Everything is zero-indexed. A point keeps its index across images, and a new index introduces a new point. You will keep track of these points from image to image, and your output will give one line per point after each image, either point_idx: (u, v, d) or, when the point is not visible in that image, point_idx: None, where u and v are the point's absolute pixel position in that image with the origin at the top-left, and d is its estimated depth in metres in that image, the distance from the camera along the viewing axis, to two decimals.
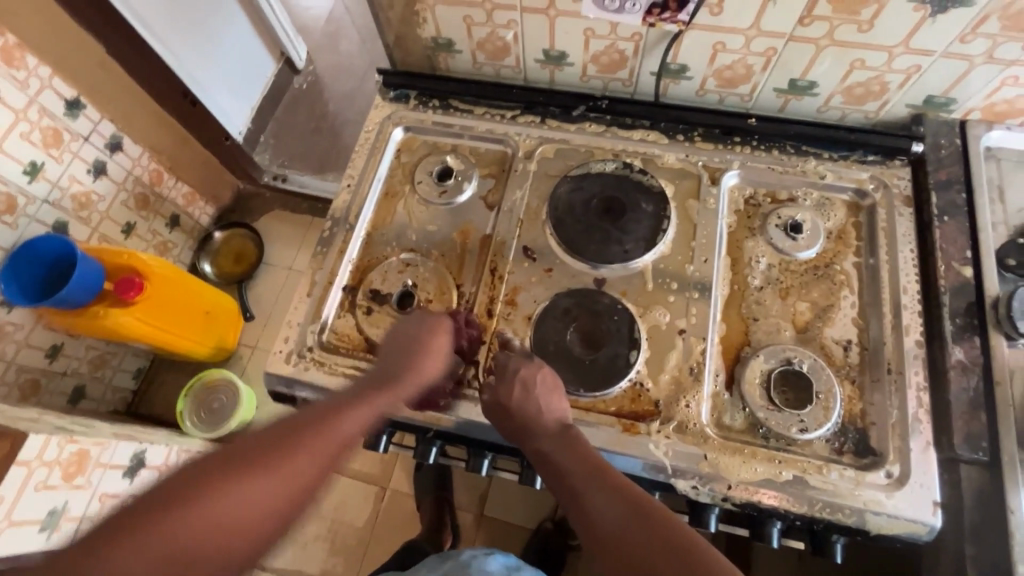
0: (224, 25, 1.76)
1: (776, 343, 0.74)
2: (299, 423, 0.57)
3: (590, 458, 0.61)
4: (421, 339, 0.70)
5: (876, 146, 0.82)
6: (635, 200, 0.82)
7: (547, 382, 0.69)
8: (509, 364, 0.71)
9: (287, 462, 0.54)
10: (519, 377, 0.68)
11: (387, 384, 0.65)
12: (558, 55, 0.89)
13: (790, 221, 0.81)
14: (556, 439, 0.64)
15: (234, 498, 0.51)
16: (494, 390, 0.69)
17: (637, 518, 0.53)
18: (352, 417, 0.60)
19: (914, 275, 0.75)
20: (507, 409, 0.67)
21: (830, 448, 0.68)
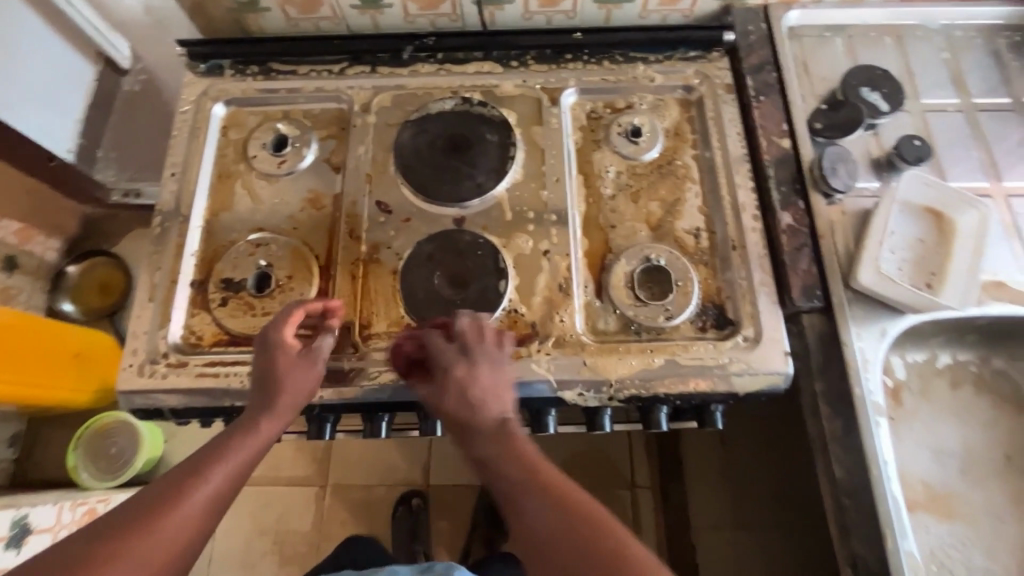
0: (13, 37, 1.45)
1: (634, 245, 0.77)
2: (185, 470, 0.57)
3: (524, 455, 0.60)
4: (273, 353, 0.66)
5: (695, 41, 0.85)
6: (480, 133, 0.81)
7: (495, 372, 0.65)
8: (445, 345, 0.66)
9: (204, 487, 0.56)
10: (463, 360, 0.65)
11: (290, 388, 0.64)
12: None
13: (629, 127, 0.83)
14: (496, 436, 0.61)
15: (133, 556, 0.49)
16: (434, 389, 0.66)
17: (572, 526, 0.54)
18: (241, 442, 0.60)
19: (743, 155, 0.80)
20: (472, 399, 0.63)
21: (696, 328, 0.73)
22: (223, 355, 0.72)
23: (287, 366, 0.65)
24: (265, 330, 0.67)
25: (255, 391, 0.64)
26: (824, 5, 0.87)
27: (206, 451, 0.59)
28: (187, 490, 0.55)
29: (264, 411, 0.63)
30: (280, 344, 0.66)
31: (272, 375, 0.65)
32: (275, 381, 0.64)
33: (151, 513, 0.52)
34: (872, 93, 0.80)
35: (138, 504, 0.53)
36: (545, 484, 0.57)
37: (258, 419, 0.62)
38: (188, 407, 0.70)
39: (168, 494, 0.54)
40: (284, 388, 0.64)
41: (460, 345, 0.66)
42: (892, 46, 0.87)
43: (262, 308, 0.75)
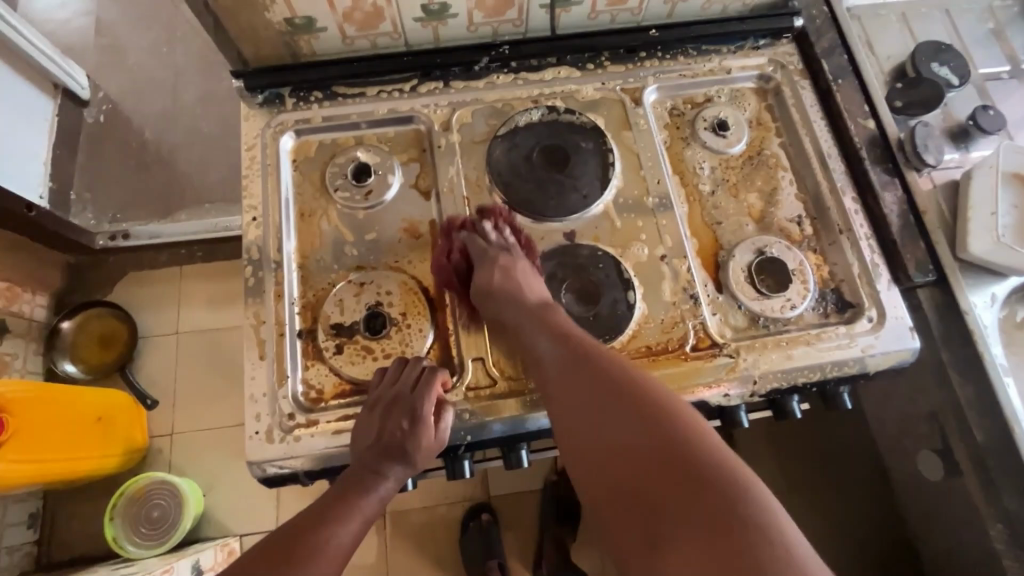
0: None
1: (744, 239, 0.77)
2: (328, 505, 0.61)
3: (608, 377, 0.59)
4: (406, 416, 0.63)
5: (764, 30, 0.85)
6: (574, 142, 0.78)
7: (534, 275, 0.71)
8: (488, 252, 0.71)
9: (350, 521, 0.60)
10: (503, 247, 0.72)
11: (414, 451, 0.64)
12: (438, 8, 0.80)
13: (715, 121, 0.83)
14: (576, 366, 0.61)
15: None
16: (518, 338, 0.67)
17: (676, 470, 0.51)
18: (367, 499, 0.62)
19: (831, 139, 0.81)
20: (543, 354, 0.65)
21: (819, 315, 0.74)
22: (353, 407, 0.67)
23: (412, 432, 0.63)
24: (403, 399, 0.63)
25: (378, 454, 0.63)
26: None
27: (335, 500, 0.61)
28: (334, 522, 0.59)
29: (386, 470, 0.63)
30: (418, 420, 0.63)
31: (397, 440, 0.63)
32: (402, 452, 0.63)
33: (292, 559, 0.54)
34: (941, 67, 0.83)
35: (276, 542, 0.56)
36: (674, 439, 0.53)
37: (381, 478, 0.62)
38: (325, 467, 0.66)
39: (314, 531, 0.58)
40: (406, 457, 0.64)
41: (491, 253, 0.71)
42: (942, 20, 0.90)
43: (381, 350, 0.71)
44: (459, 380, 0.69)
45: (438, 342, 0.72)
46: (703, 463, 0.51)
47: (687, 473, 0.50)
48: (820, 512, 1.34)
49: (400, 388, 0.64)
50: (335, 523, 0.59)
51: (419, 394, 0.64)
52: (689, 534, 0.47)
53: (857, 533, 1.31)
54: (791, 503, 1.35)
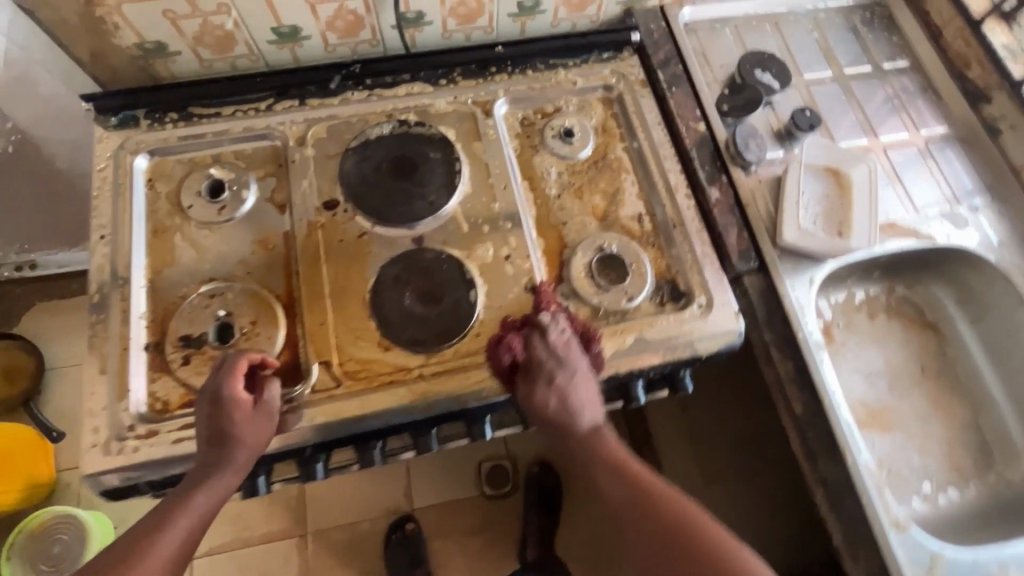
0: None
1: (587, 237, 0.82)
2: (159, 513, 0.59)
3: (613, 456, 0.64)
4: (218, 400, 0.64)
5: (606, 43, 0.92)
6: (422, 152, 0.83)
7: (587, 383, 0.68)
8: (544, 361, 0.68)
9: (178, 524, 0.58)
10: (557, 364, 0.68)
11: (239, 435, 0.63)
12: (289, 30, 0.84)
13: (562, 129, 0.89)
14: (588, 439, 0.66)
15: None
16: (528, 389, 0.67)
17: (668, 544, 0.56)
18: (197, 497, 0.60)
19: (668, 142, 0.87)
20: (547, 417, 0.67)
21: (655, 304, 0.80)
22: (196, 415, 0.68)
23: (229, 414, 0.63)
24: (214, 386, 0.65)
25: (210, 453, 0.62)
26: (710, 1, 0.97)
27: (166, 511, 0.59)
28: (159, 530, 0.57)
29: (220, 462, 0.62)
30: (229, 403, 0.64)
31: (217, 424, 0.63)
32: (227, 435, 0.62)
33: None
34: (763, 74, 0.91)
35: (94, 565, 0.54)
36: (642, 490, 0.60)
37: (218, 469, 0.62)
38: (168, 476, 0.67)
39: (133, 549, 0.55)
40: (232, 440, 0.63)
41: (535, 372, 0.68)
42: (770, 31, 0.99)
43: None
44: (304, 386, 0.71)
45: (288, 348, 0.74)
46: (693, 543, 0.56)
47: (679, 556, 0.55)
48: (748, 503, 1.31)
49: (206, 382, 0.67)
50: (159, 531, 0.57)
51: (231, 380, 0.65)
52: None
53: (783, 522, 1.31)
54: (710, 495, 1.34)
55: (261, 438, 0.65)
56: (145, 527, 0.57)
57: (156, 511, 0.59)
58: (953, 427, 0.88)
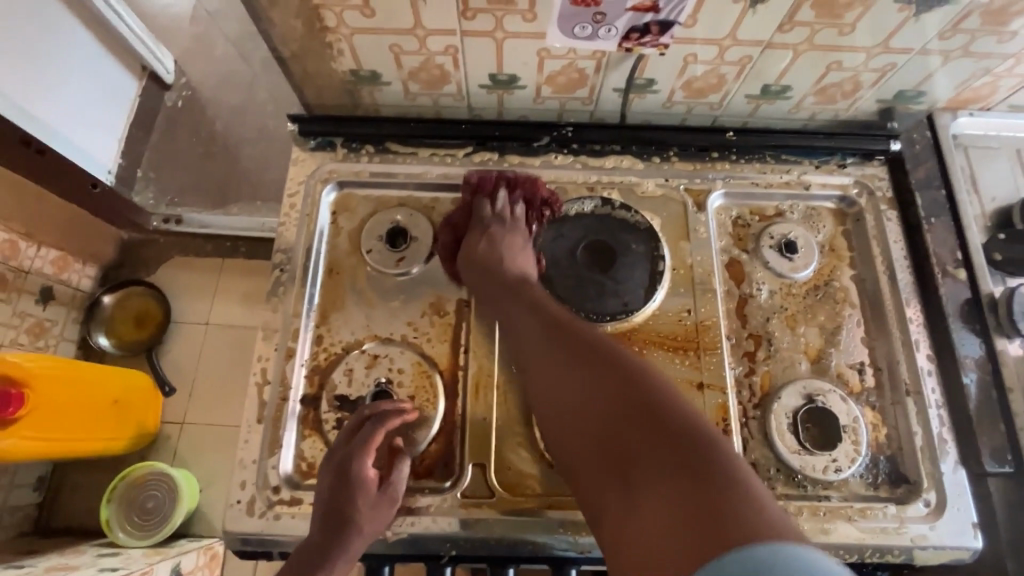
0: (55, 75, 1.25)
1: (794, 379, 0.70)
2: None
3: (585, 339, 0.58)
4: (336, 484, 0.60)
5: (855, 149, 0.78)
6: (623, 241, 0.73)
7: (523, 245, 0.71)
8: (484, 214, 0.74)
9: None
10: (498, 222, 0.73)
11: (359, 524, 0.59)
12: (507, 79, 0.76)
13: (783, 240, 0.76)
14: (516, 286, 0.66)
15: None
16: (472, 244, 0.71)
17: (628, 389, 0.52)
18: None
19: (911, 283, 0.73)
20: (479, 259, 0.69)
21: (867, 484, 0.66)
22: None
23: (354, 500, 0.59)
24: (340, 453, 0.61)
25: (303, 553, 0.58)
26: (993, 113, 0.80)
27: None
28: None
29: (331, 551, 0.58)
30: (358, 480, 0.60)
31: (340, 508, 0.59)
32: (348, 524, 0.58)
33: None
34: None
35: None
36: (616, 357, 0.56)
37: (326, 560, 0.58)
38: None
39: None
40: (354, 526, 0.59)
41: (496, 219, 0.73)
42: None
43: None
44: (454, 487, 0.64)
45: (443, 436, 0.67)
46: (649, 394, 0.51)
47: (643, 399, 0.51)
48: None
49: (335, 448, 0.62)
50: None
51: (355, 457, 0.60)
52: (665, 491, 0.45)
53: None
54: None
55: (382, 521, 0.60)
56: None
57: None
58: None
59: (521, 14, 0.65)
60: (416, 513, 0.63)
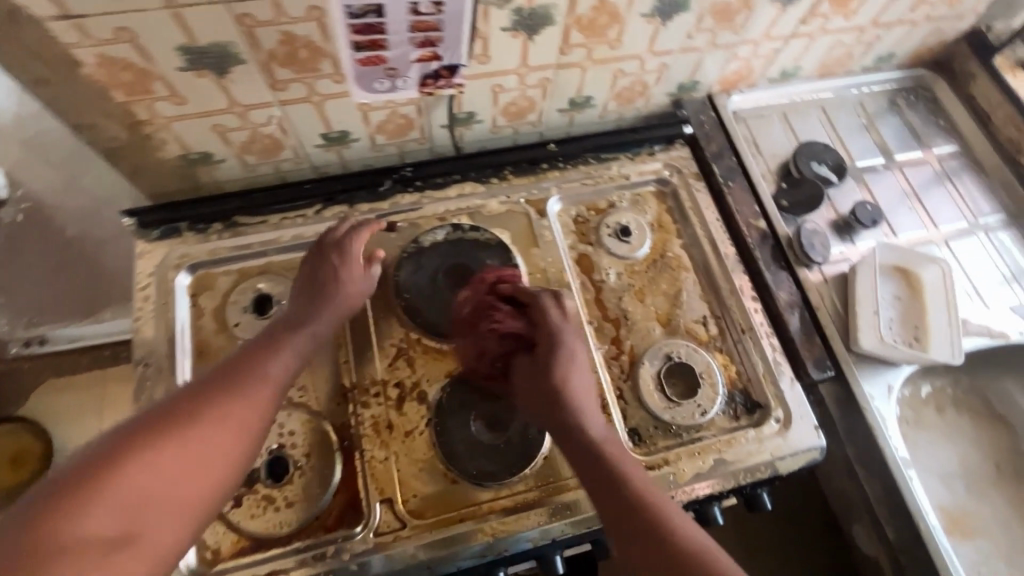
0: None
1: (652, 344, 0.79)
2: (230, 366, 0.60)
3: (636, 489, 0.59)
4: (317, 280, 0.70)
5: (658, 137, 0.90)
6: (479, 259, 0.80)
7: (584, 375, 0.67)
8: (562, 335, 0.68)
9: (256, 383, 0.59)
10: (566, 347, 0.67)
11: (322, 307, 0.69)
12: (339, 135, 0.80)
13: (618, 227, 0.86)
14: (599, 452, 0.61)
15: (207, 424, 0.53)
16: (528, 368, 0.67)
17: None
18: (295, 339, 0.65)
19: (728, 239, 0.85)
20: (551, 397, 0.65)
21: (730, 417, 0.75)
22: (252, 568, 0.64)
23: (335, 266, 0.71)
24: (314, 263, 0.72)
25: (252, 351, 0.62)
26: (760, 87, 0.96)
27: (229, 370, 0.59)
28: (240, 385, 0.58)
29: (315, 302, 0.69)
30: (349, 258, 0.72)
31: (322, 275, 0.71)
32: (331, 286, 0.70)
33: (203, 397, 0.55)
34: (820, 167, 0.90)
35: (148, 421, 0.52)
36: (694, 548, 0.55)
37: (310, 318, 0.68)
38: None
39: (212, 399, 0.55)
40: (336, 287, 0.70)
41: (551, 336, 0.68)
42: (819, 117, 0.98)
43: (283, 499, 0.67)
44: (366, 529, 0.66)
45: (346, 485, 0.69)
46: None
47: None
48: None
49: (306, 260, 0.73)
50: (259, 368, 0.60)
51: (331, 263, 0.71)
52: None
53: None
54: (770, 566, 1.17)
55: (359, 291, 0.72)
56: (189, 395, 0.55)
57: (214, 377, 0.58)
58: None
59: (329, 76, 0.70)
60: (332, 565, 0.64)
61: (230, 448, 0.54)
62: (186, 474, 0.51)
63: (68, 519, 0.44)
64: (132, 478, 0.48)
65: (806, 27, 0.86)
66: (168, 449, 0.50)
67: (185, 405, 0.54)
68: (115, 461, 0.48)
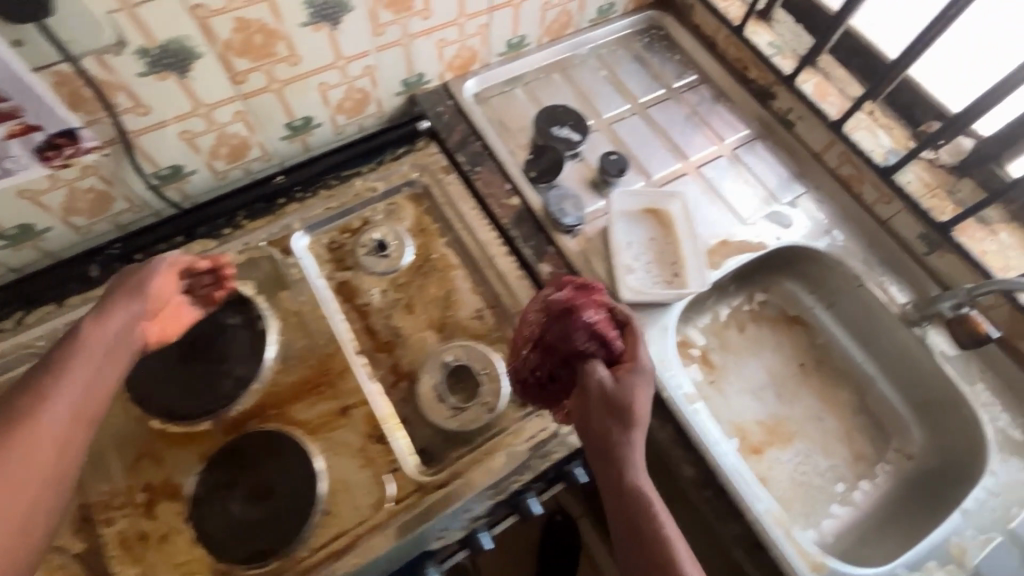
0: None
1: (427, 355, 0.75)
2: (34, 379, 0.51)
3: (641, 502, 0.58)
4: (136, 286, 0.61)
5: (395, 140, 0.87)
6: (216, 320, 0.73)
7: (645, 397, 0.62)
8: (635, 383, 0.63)
9: (69, 391, 0.51)
10: (638, 374, 0.63)
11: (138, 286, 0.61)
12: (17, 231, 0.70)
13: (374, 243, 0.82)
14: (613, 465, 0.60)
15: (10, 450, 0.46)
16: (612, 382, 0.63)
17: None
18: (93, 340, 0.55)
19: (487, 225, 0.83)
20: (609, 400, 0.62)
21: (519, 405, 0.73)
22: None
23: (138, 281, 0.61)
24: (130, 276, 0.62)
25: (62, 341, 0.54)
26: (493, 66, 0.95)
27: (31, 388, 0.50)
28: (43, 399, 0.49)
29: (129, 301, 0.59)
30: (147, 272, 0.62)
31: (127, 287, 0.61)
32: (132, 286, 0.61)
33: (17, 423, 0.47)
34: (561, 129, 0.88)
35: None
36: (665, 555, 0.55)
37: (107, 308, 0.58)
38: None
39: (19, 416, 0.48)
40: (140, 289, 0.61)
41: (603, 344, 0.65)
42: (560, 82, 0.98)
43: None
44: None
45: None
46: None
47: None
48: None
49: (115, 279, 0.62)
50: (65, 378, 0.51)
51: (132, 285, 0.61)
52: None
53: None
54: None
55: (160, 270, 0.64)
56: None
57: (28, 381, 0.51)
58: (843, 417, 0.87)
59: None
60: None
61: (60, 461, 0.48)
62: (2, 496, 0.44)
63: None
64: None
65: None
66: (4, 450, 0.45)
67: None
68: None
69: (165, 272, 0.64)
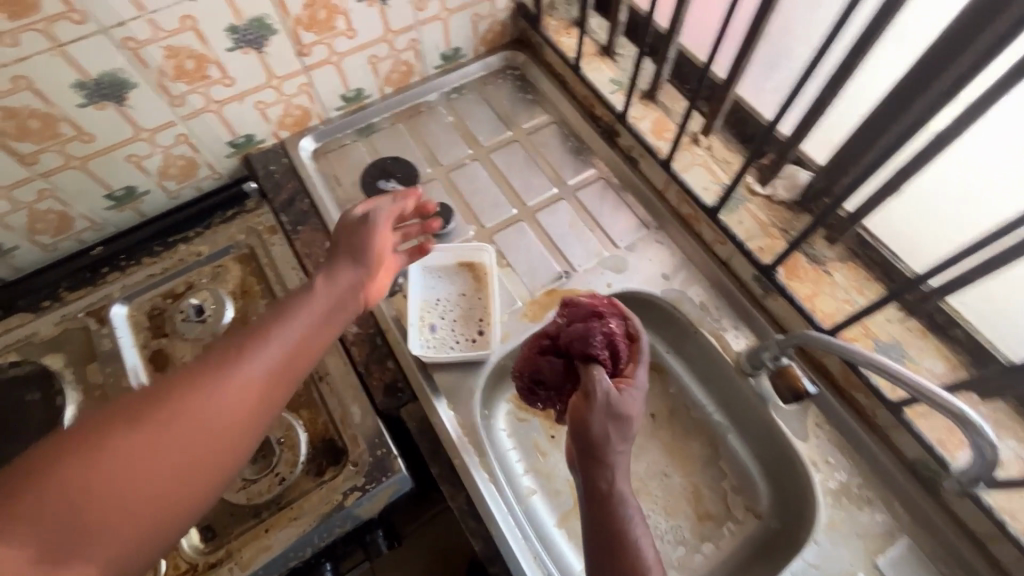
0: None
1: None
2: (224, 348, 0.54)
3: (627, 551, 0.50)
4: (370, 245, 0.69)
5: (221, 203, 0.89)
6: (15, 397, 0.75)
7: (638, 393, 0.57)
8: (629, 406, 0.56)
9: (272, 347, 0.55)
10: (624, 408, 0.55)
11: (357, 263, 0.67)
12: None
13: (191, 308, 0.81)
14: (606, 502, 0.52)
15: (232, 387, 0.51)
16: (621, 396, 0.56)
17: None
18: (302, 312, 0.60)
19: (303, 284, 0.83)
20: (594, 443, 0.53)
21: (313, 475, 0.70)
22: None
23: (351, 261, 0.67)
24: (352, 235, 0.69)
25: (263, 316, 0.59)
26: (332, 121, 0.95)
27: (176, 379, 0.51)
28: (233, 362, 0.53)
29: (334, 269, 0.65)
30: (369, 227, 0.69)
31: (347, 275, 0.66)
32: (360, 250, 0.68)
33: (127, 420, 0.47)
34: (388, 182, 0.90)
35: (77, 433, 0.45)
36: None
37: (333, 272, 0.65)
38: None
39: (174, 401, 0.49)
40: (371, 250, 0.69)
41: (613, 358, 0.61)
42: (405, 131, 0.97)
43: None
44: None
45: None
46: None
47: None
48: None
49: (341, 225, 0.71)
50: (262, 335, 0.56)
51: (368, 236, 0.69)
52: None
53: None
54: None
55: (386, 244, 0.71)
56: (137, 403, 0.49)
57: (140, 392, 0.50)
58: (693, 474, 0.79)
59: None
60: None
61: (203, 448, 0.49)
62: (129, 489, 0.45)
63: (54, 483, 0.42)
64: (30, 503, 0.41)
65: (313, 58, 0.83)
66: (132, 438, 0.46)
67: (125, 416, 0.47)
68: (103, 430, 0.46)
69: (383, 227, 0.71)
